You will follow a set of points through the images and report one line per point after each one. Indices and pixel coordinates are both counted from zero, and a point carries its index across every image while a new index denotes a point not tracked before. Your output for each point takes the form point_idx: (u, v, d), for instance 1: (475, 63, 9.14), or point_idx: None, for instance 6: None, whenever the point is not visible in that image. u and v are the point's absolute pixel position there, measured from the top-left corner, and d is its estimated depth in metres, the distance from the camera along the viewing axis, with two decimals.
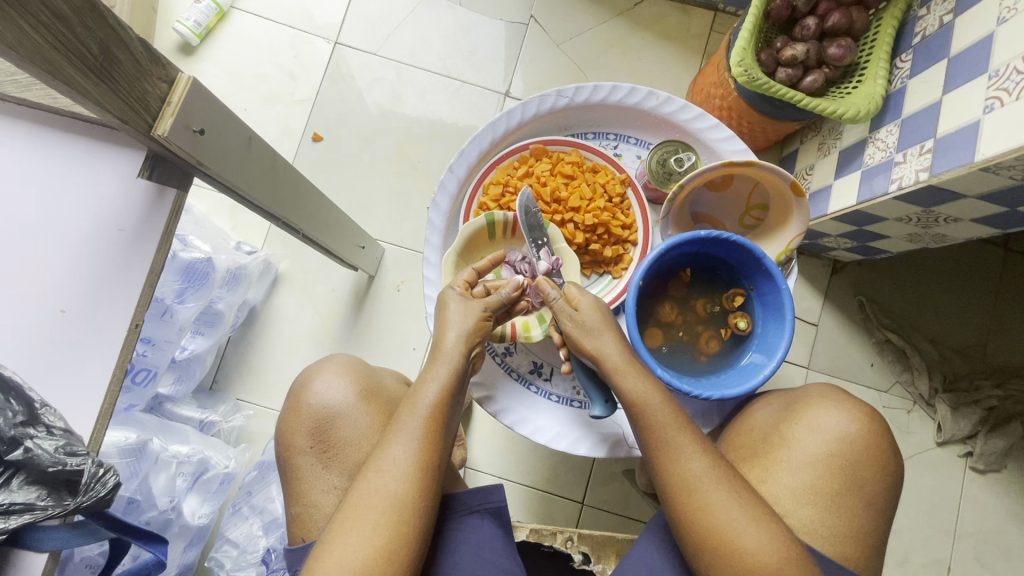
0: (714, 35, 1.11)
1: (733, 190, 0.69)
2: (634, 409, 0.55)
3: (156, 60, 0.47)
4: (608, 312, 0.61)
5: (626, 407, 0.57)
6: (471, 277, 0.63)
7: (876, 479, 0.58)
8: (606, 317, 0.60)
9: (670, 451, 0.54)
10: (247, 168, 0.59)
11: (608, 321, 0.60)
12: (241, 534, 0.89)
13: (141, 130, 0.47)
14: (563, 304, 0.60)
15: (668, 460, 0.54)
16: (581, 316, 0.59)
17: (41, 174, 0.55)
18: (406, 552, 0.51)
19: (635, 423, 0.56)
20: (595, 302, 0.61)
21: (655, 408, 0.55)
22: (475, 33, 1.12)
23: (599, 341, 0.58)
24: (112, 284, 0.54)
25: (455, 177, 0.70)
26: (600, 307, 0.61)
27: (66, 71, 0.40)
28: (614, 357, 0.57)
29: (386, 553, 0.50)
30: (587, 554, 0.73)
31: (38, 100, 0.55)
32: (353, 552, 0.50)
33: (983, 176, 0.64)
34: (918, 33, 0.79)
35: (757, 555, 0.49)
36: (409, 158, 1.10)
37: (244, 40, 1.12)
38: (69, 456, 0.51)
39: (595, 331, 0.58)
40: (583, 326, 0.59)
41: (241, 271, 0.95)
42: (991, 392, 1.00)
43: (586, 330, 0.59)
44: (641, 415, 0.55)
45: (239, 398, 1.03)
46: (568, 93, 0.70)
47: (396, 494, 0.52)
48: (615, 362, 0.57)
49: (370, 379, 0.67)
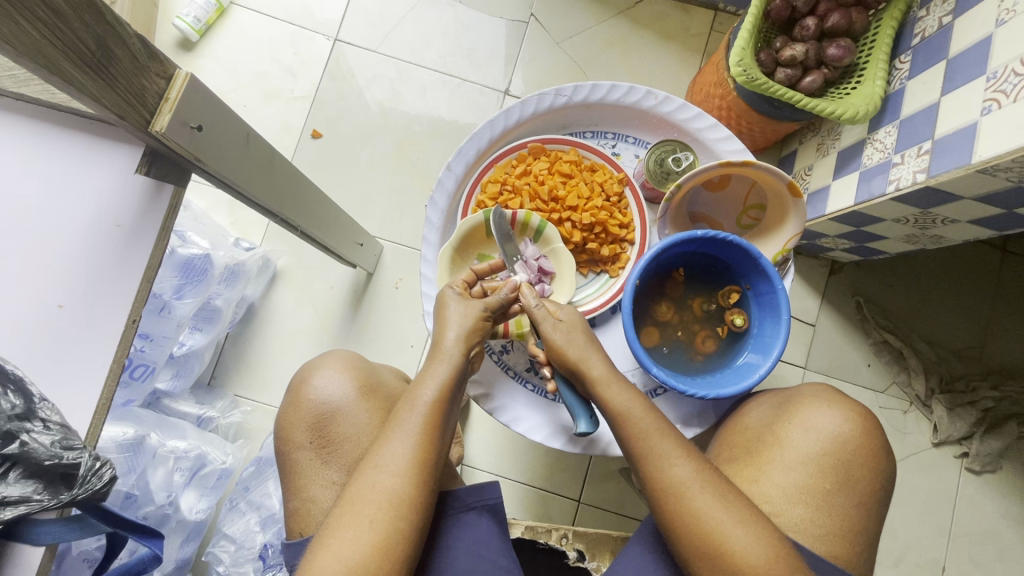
0: (715, 34, 1.11)
1: (731, 190, 0.69)
2: (617, 417, 0.56)
3: (153, 56, 0.47)
4: (588, 329, 0.62)
5: (610, 417, 0.57)
6: (467, 279, 0.64)
7: (870, 478, 0.59)
8: (586, 334, 0.61)
9: (655, 459, 0.54)
10: (245, 164, 0.59)
11: (589, 340, 0.60)
12: (238, 530, 0.89)
13: (138, 125, 0.47)
14: (546, 314, 0.61)
15: (653, 466, 0.54)
16: (564, 325, 0.60)
17: (38, 170, 0.55)
18: (401, 549, 0.51)
19: (619, 431, 0.56)
20: (573, 314, 0.62)
21: (636, 419, 0.56)
22: (474, 31, 1.12)
23: (584, 356, 0.59)
24: (108, 278, 0.54)
25: (452, 175, 0.70)
26: (575, 321, 0.61)
27: (64, 66, 0.40)
28: (602, 371, 0.58)
29: (380, 551, 0.50)
30: (581, 551, 0.73)
31: (35, 95, 0.55)
32: (346, 551, 0.50)
33: (980, 177, 0.64)
34: (917, 34, 0.79)
35: (747, 557, 0.50)
36: (409, 155, 1.10)
37: (244, 37, 1.12)
38: (66, 450, 0.51)
39: (580, 348, 0.59)
40: (569, 338, 0.60)
41: (239, 268, 0.95)
42: (987, 393, 1.01)
43: (569, 342, 0.59)
44: (625, 422, 0.56)
45: (237, 395, 1.03)
46: (566, 92, 0.70)
47: (391, 491, 0.52)
48: (600, 373, 0.58)
49: (369, 375, 0.67)
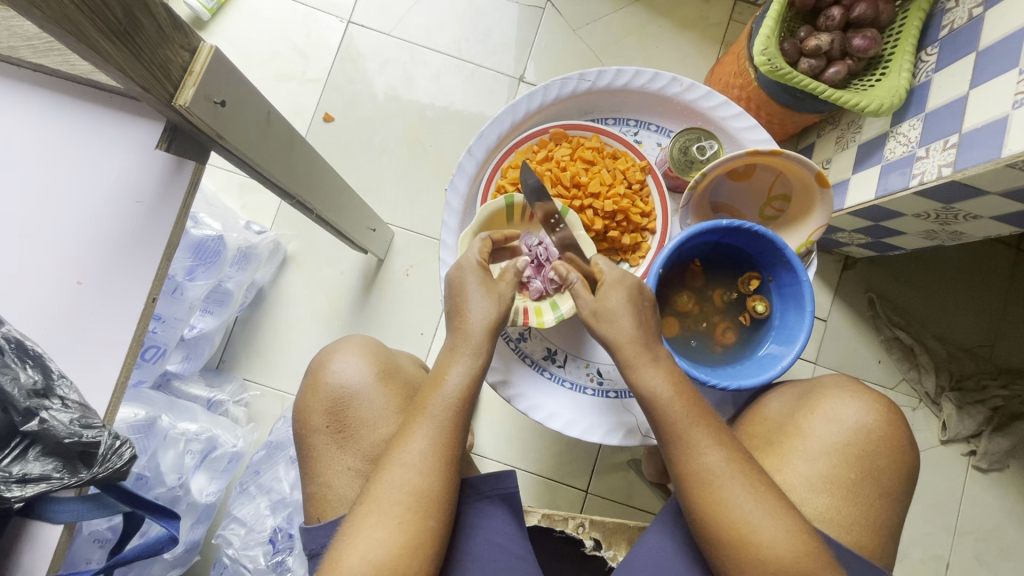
0: (734, 24, 1.09)
1: (755, 180, 0.68)
2: (651, 400, 0.55)
3: (179, 28, 0.46)
4: (634, 288, 0.58)
5: (642, 398, 0.56)
6: (483, 249, 0.61)
7: (892, 471, 0.58)
8: (631, 292, 0.58)
9: (691, 444, 0.53)
10: (266, 142, 0.58)
11: (629, 303, 0.57)
12: (248, 513, 0.88)
13: (162, 99, 0.46)
14: (581, 288, 0.60)
15: (688, 451, 0.53)
16: (601, 296, 0.58)
17: (55, 144, 0.54)
18: (429, 544, 0.52)
19: (654, 414, 0.55)
20: (625, 276, 0.59)
21: (676, 401, 0.54)
22: (490, 16, 1.11)
23: (618, 324, 0.57)
24: (127, 253, 0.53)
25: (473, 159, 0.69)
26: (626, 282, 0.58)
27: (90, 34, 0.39)
28: (634, 342, 0.56)
29: (404, 549, 0.50)
30: (599, 539, 0.73)
31: (54, 66, 0.53)
32: (374, 551, 0.49)
33: (1009, 171, 0.64)
34: (945, 26, 0.78)
35: (776, 549, 0.49)
36: (421, 141, 1.08)
37: (256, 17, 1.10)
38: (85, 428, 0.51)
39: (611, 314, 0.57)
40: (597, 311, 0.58)
41: (251, 251, 0.94)
42: (996, 392, 1.00)
43: (600, 316, 0.57)
44: (656, 406, 0.55)
45: (246, 378, 1.02)
46: (590, 77, 0.69)
47: (416, 490, 0.52)
48: (637, 352, 0.56)
49: (388, 360, 0.67)
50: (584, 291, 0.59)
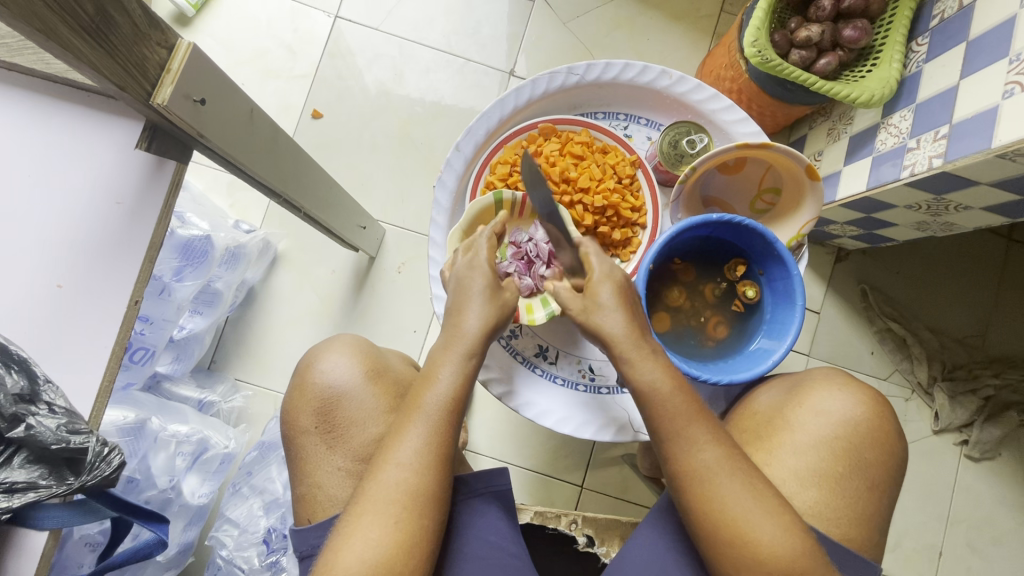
0: (725, 16, 1.09)
1: (746, 173, 0.67)
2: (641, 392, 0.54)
3: (156, 25, 0.45)
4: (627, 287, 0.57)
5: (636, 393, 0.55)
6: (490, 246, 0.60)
7: (881, 462, 0.58)
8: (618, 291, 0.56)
9: (682, 442, 0.53)
10: (249, 140, 0.57)
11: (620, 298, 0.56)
12: (241, 514, 0.88)
13: (140, 98, 0.45)
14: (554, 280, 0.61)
15: (680, 449, 0.53)
16: (590, 293, 0.57)
17: (29, 146, 0.53)
18: (426, 543, 0.52)
19: (645, 411, 0.54)
20: (614, 271, 0.57)
21: (666, 398, 0.53)
22: (479, 11, 1.10)
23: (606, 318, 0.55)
24: (107, 258, 0.52)
25: (461, 156, 0.69)
26: (615, 277, 0.57)
27: (61, 32, 0.38)
28: (628, 340, 0.55)
29: (402, 548, 0.50)
30: (591, 536, 0.74)
31: (29, 64, 0.53)
32: (370, 550, 0.49)
33: (999, 162, 0.63)
34: (936, 15, 0.77)
35: (773, 547, 0.49)
36: (411, 136, 1.07)
37: (242, 13, 1.09)
38: (72, 434, 0.51)
39: (600, 305, 0.56)
40: (585, 303, 0.57)
41: (240, 250, 0.93)
42: (988, 381, 1.01)
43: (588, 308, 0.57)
44: (652, 399, 0.54)
45: (238, 378, 1.02)
46: (579, 71, 0.69)
47: (413, 490, 0.52)
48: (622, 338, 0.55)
49: (377, 359, 0.66)
50: (568, 292, 0.59)
